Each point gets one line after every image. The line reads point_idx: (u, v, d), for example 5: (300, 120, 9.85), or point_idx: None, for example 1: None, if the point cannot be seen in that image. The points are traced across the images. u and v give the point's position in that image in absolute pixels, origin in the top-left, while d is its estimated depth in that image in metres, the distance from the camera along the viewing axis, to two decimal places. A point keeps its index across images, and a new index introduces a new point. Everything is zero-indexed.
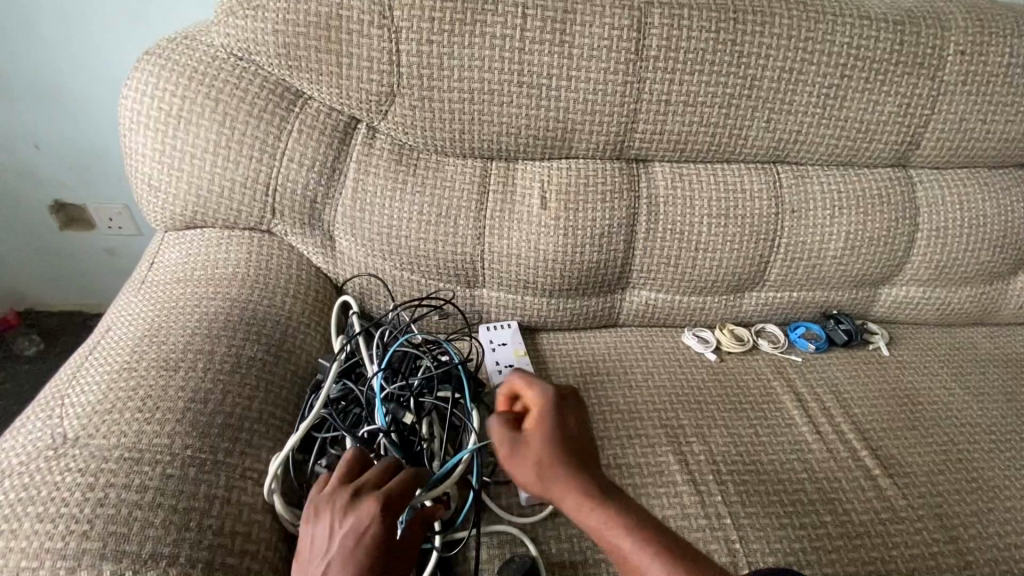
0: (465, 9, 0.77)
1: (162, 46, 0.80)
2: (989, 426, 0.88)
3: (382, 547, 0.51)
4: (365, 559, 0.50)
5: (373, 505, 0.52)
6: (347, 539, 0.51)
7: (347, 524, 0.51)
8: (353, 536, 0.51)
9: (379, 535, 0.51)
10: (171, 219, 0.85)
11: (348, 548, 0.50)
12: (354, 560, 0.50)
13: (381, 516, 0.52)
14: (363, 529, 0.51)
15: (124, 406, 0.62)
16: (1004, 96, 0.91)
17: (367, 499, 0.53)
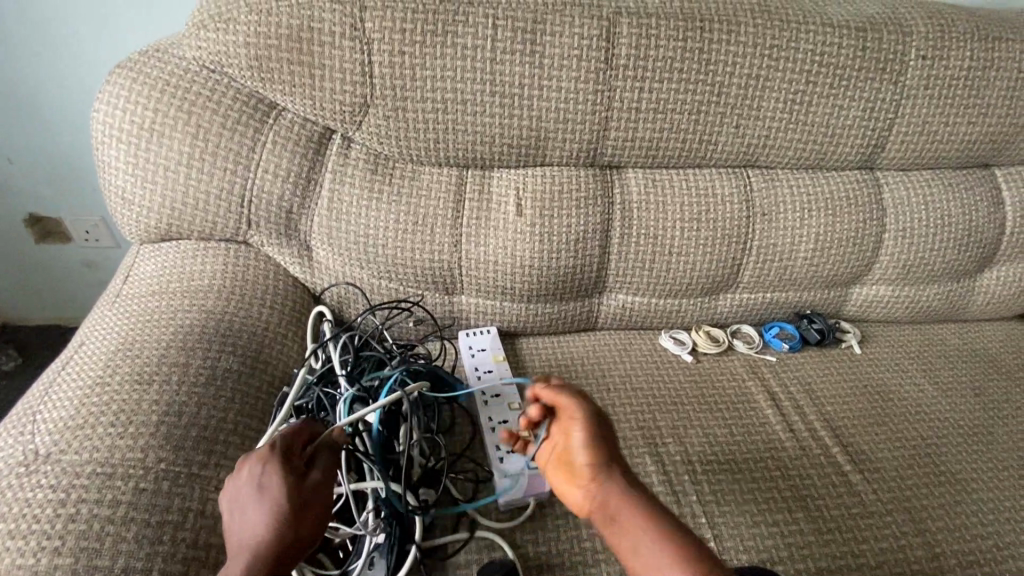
0: (435, 21, 0.77)
1: (134, 59, 0.80)
2: (956, 421, 0.90)
3: (284, 478, 0.54)
4: (271, 495, 0.53)
5: (263, 450, 0.56)
6: (251, 489, 0.54)
7: (248, 475, 0.55)
8: (255, 482, 0.54)
9: (277, 470, 0.55)
10: (146, 232, 0.85)
11: (254, 496, 0.53)
12: (262, 500, 0.53)
13: (271, 457, 0.56)
14: (261, 473, 0.54)
15: (96, 421, 0.62)
16: (964, 99, 0.94)
17: (256, 453, 0.57)
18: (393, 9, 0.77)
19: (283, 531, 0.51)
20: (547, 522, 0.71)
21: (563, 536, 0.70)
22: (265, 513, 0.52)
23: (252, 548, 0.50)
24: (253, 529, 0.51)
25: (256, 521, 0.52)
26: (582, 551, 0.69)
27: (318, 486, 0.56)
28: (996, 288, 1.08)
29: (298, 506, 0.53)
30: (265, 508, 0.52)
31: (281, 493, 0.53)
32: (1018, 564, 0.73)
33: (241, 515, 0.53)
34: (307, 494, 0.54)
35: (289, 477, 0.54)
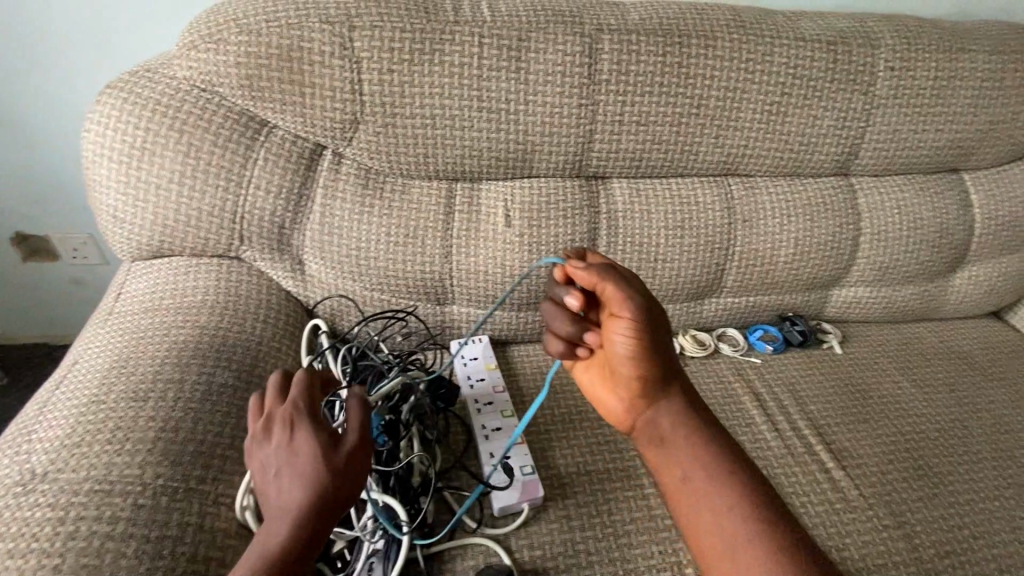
0: (423, 39, 0.79)
1: (124, 79, 0.81)
2: (933, 416, 0.94)
3: (319, 444, 0.55)
4: (305, 458, 0.54)
5: (292, 414, 0.57)
6: (285, 456, 0.55)
7: (279, 443, 0.56)
8: (288, 446, 0.56)
9: (310, 435, 0.56)
10: (138, 249, 0.86)
11: (291, 459, 0.55)
12: (299, 464, 0.54)
13: (302, 421, 0.57)
14: (296, 438, 0.56)
15: (93, 440, 0.62)
16: (932, 107, 0.98)
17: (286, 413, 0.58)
18: (382, 28, 0.78)
19: (319, 496, 0.53)
20: (541, 526, 0.73)
21: (557, 539, 0.72)
22: (303, 476, 0.54)
23: (291, 510, 0.53)
24: (292, 492, 0.53)
25: (294, 484, 0.54)
26: (575, 554, 0.71)
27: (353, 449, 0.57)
28: (969, 287, 1.12)
29: (333, 471, 0.54)
30: (302, 472, 0.54)
31: (315, 459, 0.54)
32: (993, 552, 0.76)
33: (278, 476, 0.55)
34: (342, 458, 0.56)
35: (322, 443, 0.56)
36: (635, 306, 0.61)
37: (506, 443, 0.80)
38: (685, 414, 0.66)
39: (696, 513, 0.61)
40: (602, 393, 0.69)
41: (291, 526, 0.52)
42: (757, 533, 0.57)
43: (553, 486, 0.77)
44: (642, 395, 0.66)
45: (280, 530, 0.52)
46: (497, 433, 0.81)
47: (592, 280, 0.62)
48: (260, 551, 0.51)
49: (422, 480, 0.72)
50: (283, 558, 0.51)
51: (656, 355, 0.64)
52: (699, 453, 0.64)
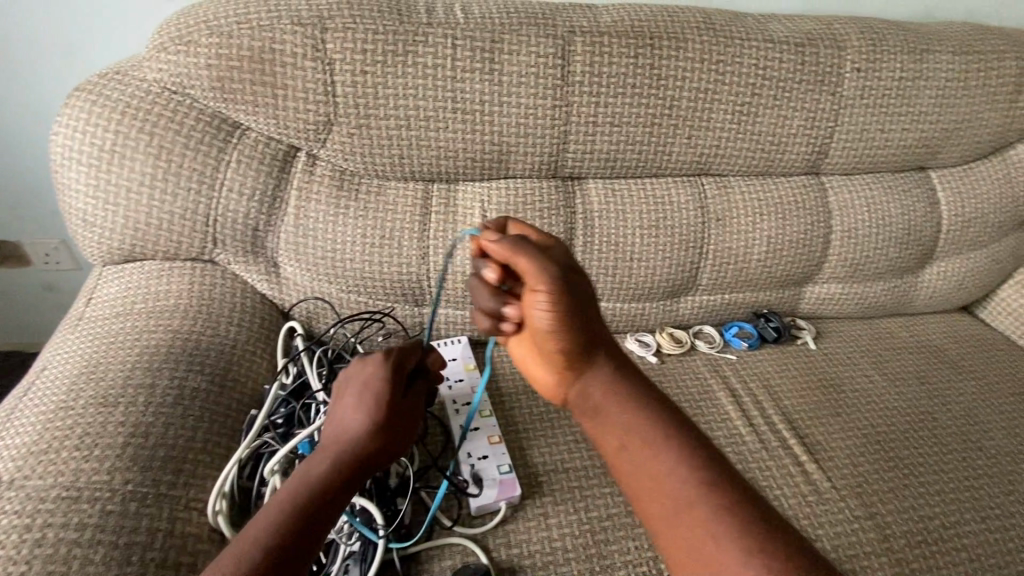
0: (395, 41, 0.80)
1: (93, 82, 0.80)
2: (905, 409, 0.96)
3: (384, 400, 0.58)
4: (374, 403, 0.58)
5: (376, 362, 0.60)
6: (361, 392, 0.59)
7: (360, 381, 0.60)
8: (361, 393, 0.58)
9: (382, 389, 0.59)
10: (108, 253, 0.84)
11: (355, 406, 0.58)
12: (362, 414, 0.57)
13: (384, 370, 0.60)
14: (369, 386, 0.59)
15: (60, 446, 0.61)
16: (898, 107, 1.00)
17: (374, 357, 0.61)
18: (354, 30, 0.79)
19: (369, 454, 0.56)
20: (519, 525, 0.73)
21: (534, 538, 0.72)
22: (361, 427, 0.56)
23: (338, 457, 0.55)
24: (346, 439, 0.56)
25: (351, 432, 0.56)
26: (552, 551, 0.71)
27: (407, 418, 0.60)
28: (938, 282, 1.15)
29: (388, 434, 0.57)
30: (362, 422, 0.57)
31: (378, 416, 0.57)
32: (962, 541, 0.78)
33: (340, 417, 0.58)
34: (399, 424, 0.59)
35: (388, 401, 0.58)
36: (550, 277, 0.56)
37: (484, 443, 0.80)
38: (621, 389, 0.58)
39: (660, 507, 0.52)
40: (534, 369, 0.64)
41: (333, 471, 0.54)
42: (733, 526, 0.48)
43: (531, 485, 0.78)
44: (570, 365, 0.60)
45: (322, 472, 0.54)
46: (474, 433, 0.81)
47: (505, 253, 0.59)
48: (299, 487, 0.53)
49: (399, 480, 0.72)
50: (325, 492, 0.53)
51: (582, 326, 0.58)
52: (657, 436, 0.55)
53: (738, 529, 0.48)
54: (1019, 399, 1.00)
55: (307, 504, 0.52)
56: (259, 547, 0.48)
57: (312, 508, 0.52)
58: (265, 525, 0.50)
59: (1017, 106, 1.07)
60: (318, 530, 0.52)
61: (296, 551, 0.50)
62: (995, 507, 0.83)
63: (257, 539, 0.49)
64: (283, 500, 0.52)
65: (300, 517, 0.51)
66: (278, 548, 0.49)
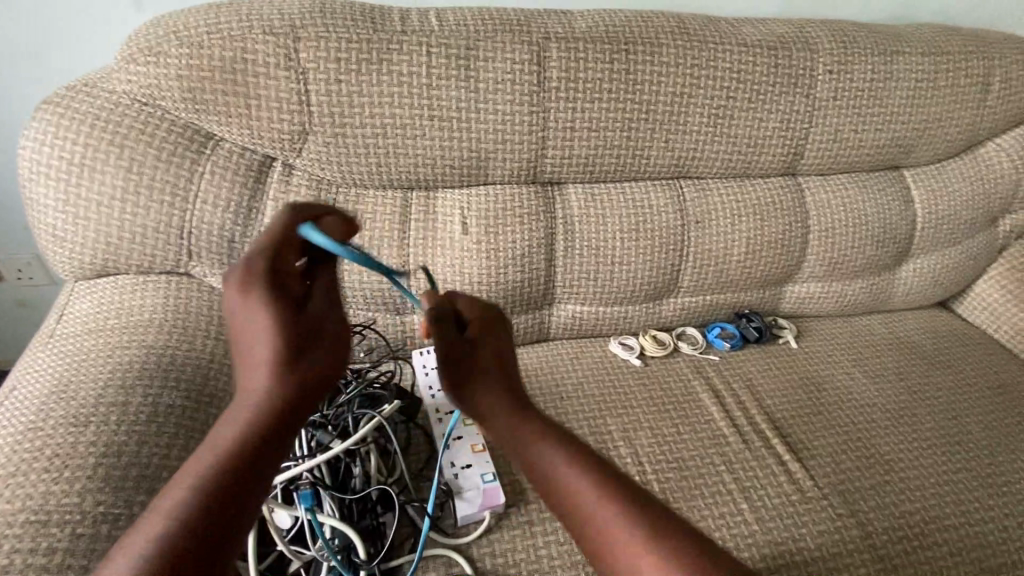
0: (369, 49, 0.79)
1: (61, 94, 0.78)
2: (884, 404, 0.97)
3: (281, 330, 0.47)
4: (270, 341, 0.46)
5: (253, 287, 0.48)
6: (256, 330, 0.47)
7: (248, 312, 0.47)
8: (251, 327, 0.47)
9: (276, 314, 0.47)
10: (80, 268, 0.83)
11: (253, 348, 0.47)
12: (262, 352, 0.46)
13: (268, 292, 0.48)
14: (254, 319, 0.47)
15: (28, 469, 0.60)
16: (870, 107, 1.02)
17: (239, 278, 0.49)
18: (328, 38, 0.78)
19: (284, 399, 0.45)
20: (503, 533, 0.73)
21: (519, 546, 0.72)
22: (264, 370, 0.46)
23: (247, 410, 0.44)
24: (249, 397, 0.45)
25: (253, 383, 0.45)
26: (538, 559, 0.71)
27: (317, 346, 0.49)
28: (915, 279, 1.17)
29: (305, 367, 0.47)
30: (263, 362, 0.46)
31: (281, 355, 0.46)
32: (943, 535, 0.79)
33: (247, 368, 0.46)
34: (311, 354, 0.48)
35: (286, 328, 0.47)
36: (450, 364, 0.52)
37: (467, 451, 0.79)
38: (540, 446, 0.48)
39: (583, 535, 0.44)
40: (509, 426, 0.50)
41: (245, 426, 0.43)
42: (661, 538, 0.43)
43: (515, 492, 0.77)
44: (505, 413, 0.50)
45: (231, 430, 0.43)
46: (457, 442, 0.80)
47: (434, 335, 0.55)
48: (205, 458, 0.42)
49: (382, 496, 0.71)
50: (248, 454, 0.43)
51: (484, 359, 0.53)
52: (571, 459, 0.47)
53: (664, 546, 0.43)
54: (995, 392, 1.02)
55: (219, 470, 0.41)
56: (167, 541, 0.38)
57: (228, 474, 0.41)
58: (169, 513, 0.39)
59: (985, 105, 1.09)
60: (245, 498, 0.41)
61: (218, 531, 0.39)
62: (974, 501, 0.84)
63: (161, 533, 0.38)
64: (187, 479, 0.41)
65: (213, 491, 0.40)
66: (192, 535, 0.38)
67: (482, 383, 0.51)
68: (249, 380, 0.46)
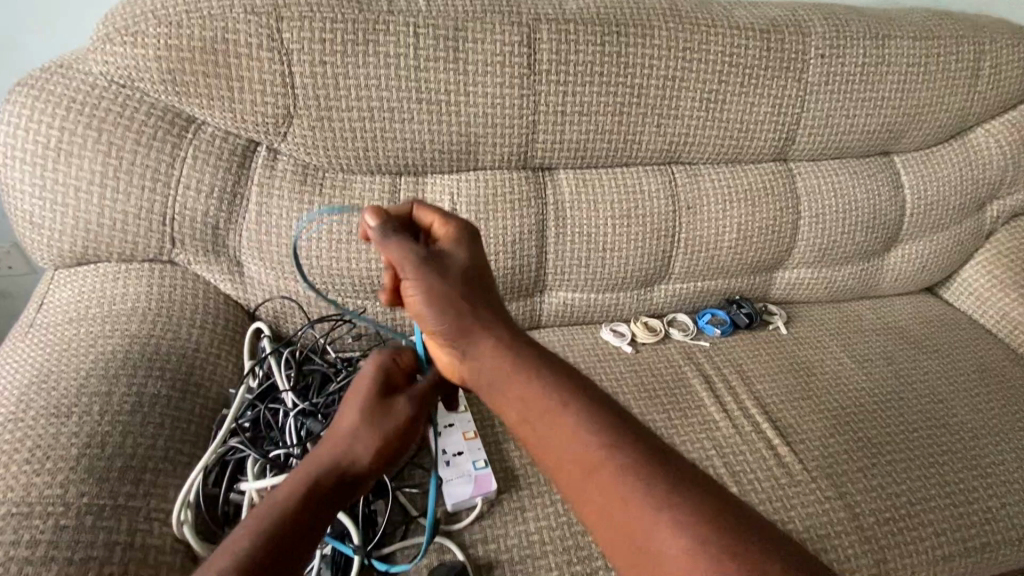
0: (356, 30, 0.77)
1: (35, 76, 0.76)
2: (872, 388, 0.98)
3: (372, 420, 0.57)
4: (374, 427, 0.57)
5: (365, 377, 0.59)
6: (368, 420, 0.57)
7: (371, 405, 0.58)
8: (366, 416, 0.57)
9: (371, 407, 0.58)
10: (60, 256, 0.81)
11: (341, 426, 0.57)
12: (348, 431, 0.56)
13: (373, 384, 0.59)
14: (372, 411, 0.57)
15: (8, 462, 0.58)
16: (862, 92, 1.02)
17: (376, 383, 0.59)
18: (311, 19, 0.76)
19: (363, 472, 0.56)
20: (495, 519, 0.73)
21: (511, 532, 0.72)
22: (344, 446, 0.55)
23: (314, 475, 0.53)
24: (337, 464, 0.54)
25: (346, 457, 0.55)
26: (531, 545, 0.71)
27: (402, 436, 0.58)
28: (904, 264, 1.17)
29: (385, 453, 0.57)
30: (348, 442, 0.56)
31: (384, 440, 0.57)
32: (928, 516, 0.80)
33: (344, 439, 0.55)
34: (397, 438, 0.58)
35: (370, 419, 0.57)
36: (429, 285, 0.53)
37: (459, 439, 0.79)
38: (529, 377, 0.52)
39: (565, 475, 0.48)
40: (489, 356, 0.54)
41: (311, 492, 0.52)
42: (641, 478, 0.45)
43: (507, 479, 0.77)
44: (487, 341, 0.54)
45: (300, 489, 0.51)
46: (449, 429, 0.80)
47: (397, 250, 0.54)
48: (274, 506, 0.50)
49: (375, 484, 0.70)
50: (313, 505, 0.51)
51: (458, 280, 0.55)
52: (558, 398, 0.50)
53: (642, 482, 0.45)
54: (980, 376, 1.03)
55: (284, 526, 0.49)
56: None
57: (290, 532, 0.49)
58: (235, 550, 0.46)
59: (975, 90, 1.09)
60: (297, 556, 0.48)
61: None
62: (959, 482, 0.85)
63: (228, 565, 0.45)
64: (253, 524, 0.48)
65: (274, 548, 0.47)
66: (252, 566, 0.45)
67: (463, 309, 0.54)
68: (332, 452, 0.55)
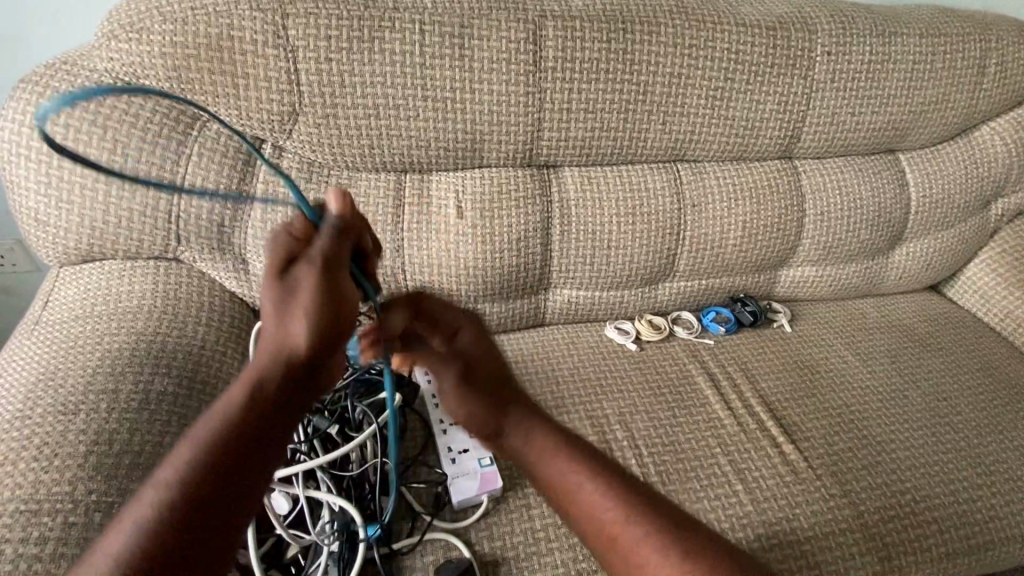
0: (362, 27, 0.77)
1: (39, 73, 0.75)
2: (876, 386, 0.98)
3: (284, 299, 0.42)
4: (299, 306, 0.42)
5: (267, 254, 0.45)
6: (287, 300, 0.43)
7: (285, 285, 0.43)
8: (281, 298, 0.43)
9: (279, 286, 0.43)
10: (65, 254, 0.81)
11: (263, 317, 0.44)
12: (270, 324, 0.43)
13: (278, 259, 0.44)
14: (289, 291, 0.43)
15: (16, 459, 0.58)
16: (868, 89, 1.01)
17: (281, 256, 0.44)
18: (317, 15, 0.76)
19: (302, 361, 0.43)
20: (501, 517, 0.73)
21: (517, 530, 0.72)
22: (273, 338, 0.43)
23: (245, 385, 0.42)
24: (269, 360, 0.42)
25: (278, 351, 0.43)
26: (536, 542, 0.71)
27: (338, 307, 0.43)
28: (908, 262, 1.17)
29: (321, 337, 0.43)
30: (273, 336, 0.43)
31: (314, 318, 0.42)
32: (933, 514, 0.80)
33: (272, 332, 0.43)
34: (329, 319, 0.43)
35: (281, 297, 0.43)
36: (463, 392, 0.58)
37: (464, 436, 0.79)
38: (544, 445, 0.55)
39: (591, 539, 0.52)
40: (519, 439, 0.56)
41: (249, 402, 0.41)
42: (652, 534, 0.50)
43: (512, 476, 0.77)
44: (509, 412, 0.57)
45: (235, 400, 0.41)
46: (455, 426, 0.80)
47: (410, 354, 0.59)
48: (208, 427, 0.41)
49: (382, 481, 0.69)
50: (249, 420, 0.41)
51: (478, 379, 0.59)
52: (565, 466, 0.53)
53: (654, 531, 0.50)
54: (983, 374, 1.03)
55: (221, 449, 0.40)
56: (164, 521, 0.37)
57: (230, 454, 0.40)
58: (167, 483, 0.38)
59: (981, 88, 1.08)
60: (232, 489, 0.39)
61: (204, 511, 0.38)
62: (964, 480, 0.85)
63: (160, 509, 0.37)
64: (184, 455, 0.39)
65: (198, 485, 0.38)
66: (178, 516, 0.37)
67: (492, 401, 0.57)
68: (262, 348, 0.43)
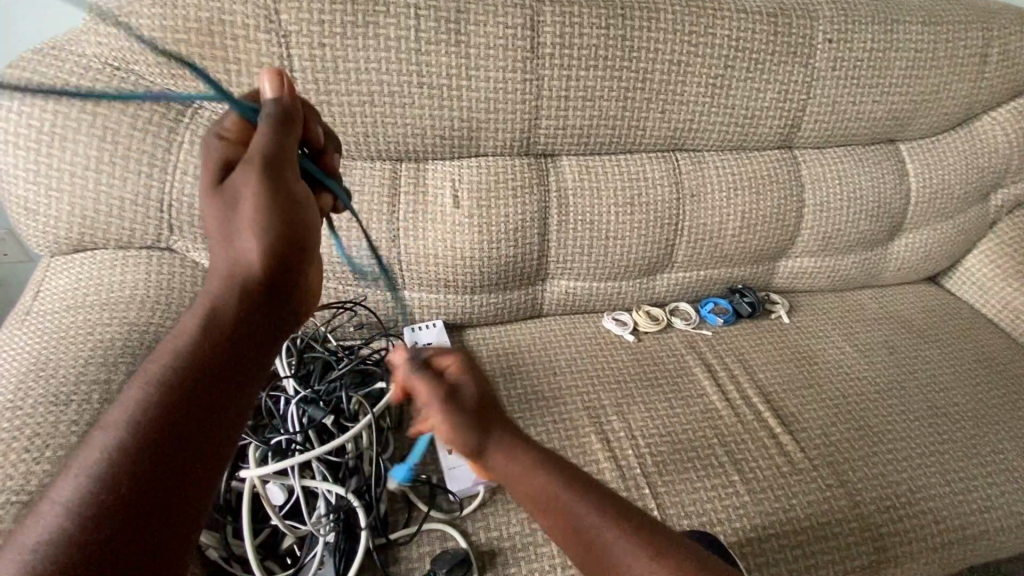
0: (356, 12, 0.76)
1: (26, 58, 0.74)
2: (874, 377, 0.98)
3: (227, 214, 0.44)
4: (245, 219, 0.43)
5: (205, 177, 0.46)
6: (236, 215, 0.43)
7: (231, 203, 0.44)
8: (229, 216, 0.43)
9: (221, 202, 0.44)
10: (56, 243, 0.80)
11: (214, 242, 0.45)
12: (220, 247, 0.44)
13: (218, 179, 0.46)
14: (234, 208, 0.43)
15: (7, 450, 0.58)
16: (869, 78, 1.00)
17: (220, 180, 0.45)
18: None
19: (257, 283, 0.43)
20: (497, 507, 0.73)
21: (513, 519, 0.72)
22: (226, 260, 0.43)
23: (199, 313, 0.41)
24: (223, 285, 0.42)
25: (231, 275, 0.43)
26: (533, 532, 0.71)
27: (284, 216, 0.44)
28: (907, 253, 1.17)
29: (274, 251, 0.43)
30: (226, 259, 0.43)
31: (263, 231, 0.43)
32: (928, 504, 0.81)
33: (225, 256, 0.43)
34: (277, 229, 0.43)
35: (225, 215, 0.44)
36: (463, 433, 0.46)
37: None
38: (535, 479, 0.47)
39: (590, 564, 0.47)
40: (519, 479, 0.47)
41: (206, 326, 0.41)
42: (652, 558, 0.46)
43: None
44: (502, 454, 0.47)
45: (188, 330, 0.40)
46: None
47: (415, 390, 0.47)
48: (160, 364, 0.39)
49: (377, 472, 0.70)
50: (203, 350, 0.40)
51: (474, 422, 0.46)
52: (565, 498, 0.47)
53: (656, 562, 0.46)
54: (980, 365, 1.03)
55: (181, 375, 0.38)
56: (122, 451, 0.35)
57: (193, 380, 0.38)
58: (117, 424, 0.36)
59: (982, 77, 1.07)
60: (188, 426, 0.37)
61: (167, 451, 0.36)
62: (960, 470, 0.85)
63: (116, 440, 0.35)
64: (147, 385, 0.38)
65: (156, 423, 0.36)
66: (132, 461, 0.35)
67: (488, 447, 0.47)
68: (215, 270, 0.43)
